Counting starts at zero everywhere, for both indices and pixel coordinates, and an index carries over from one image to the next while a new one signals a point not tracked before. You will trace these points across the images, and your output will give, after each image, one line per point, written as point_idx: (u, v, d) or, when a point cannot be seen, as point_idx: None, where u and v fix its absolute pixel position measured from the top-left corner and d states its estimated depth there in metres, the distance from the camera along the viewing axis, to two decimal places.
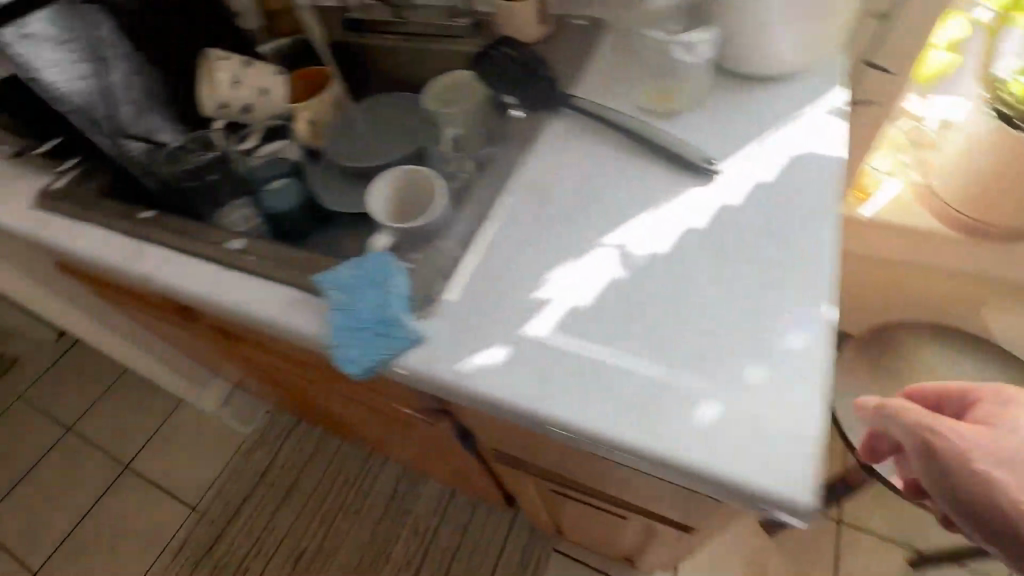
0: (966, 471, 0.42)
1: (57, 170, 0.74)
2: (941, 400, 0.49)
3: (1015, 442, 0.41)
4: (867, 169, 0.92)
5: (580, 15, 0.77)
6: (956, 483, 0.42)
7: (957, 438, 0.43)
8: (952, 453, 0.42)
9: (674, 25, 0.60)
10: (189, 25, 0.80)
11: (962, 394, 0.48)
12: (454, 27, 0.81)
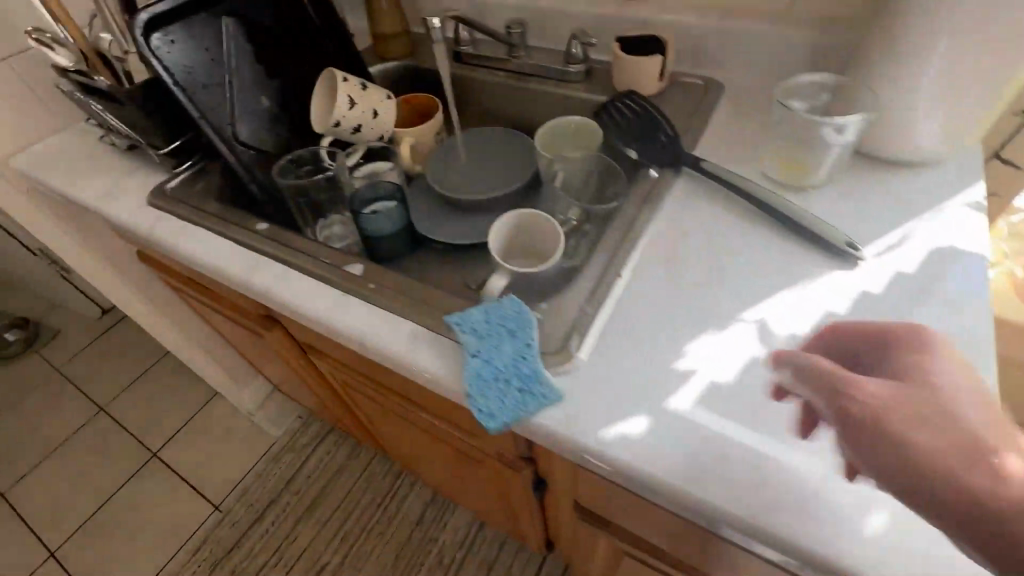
0: (885, 431, 0.38)
1: (174, 170, 0.75)
2: (865, 347, 0.45)
3: (907, 403, 0.39)
4: None
5: (696, 76, 0.78)
6: (871, 428, 0.39)
7: (866, 397, 0.40)
8: (852, 403, 0.41)
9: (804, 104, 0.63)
10: (314, 43, 0.82)
11: (871, 340, 0.46)
12: (567, 72, 0.82)
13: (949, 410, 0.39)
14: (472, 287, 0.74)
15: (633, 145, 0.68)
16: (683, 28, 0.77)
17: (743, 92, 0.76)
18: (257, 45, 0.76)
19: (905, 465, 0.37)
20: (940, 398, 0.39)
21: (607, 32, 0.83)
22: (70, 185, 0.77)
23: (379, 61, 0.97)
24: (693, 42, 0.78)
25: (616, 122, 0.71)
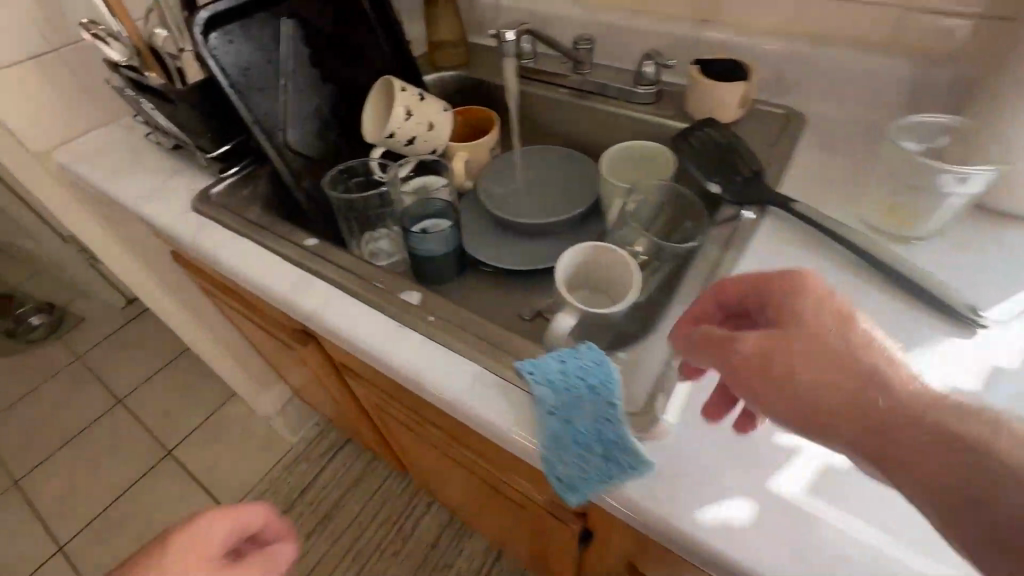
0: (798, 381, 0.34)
1: (220, 174, 0.71)
2: (746, 297, 0.40)
3: (804, 347, 0.34)
4: None
5: (777, 104, 0.73)
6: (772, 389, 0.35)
7: (742, 350, 0.36)
8: (734, 358, 0.36)
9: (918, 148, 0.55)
10: (371, 49, 0.79)
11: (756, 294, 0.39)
12: (636, 92, 0.78)
13: (811, 346, 0.34)
14: (524, 317, 0.69)
15: (716, 178, 0.62)
16: (766, 52, 0.72)
17: (828, 124, 0.70)
18: (315, 48, 0.73)
19: (809, 409, 0.33)
20: (799, 334, 0.35)
21: (680, 53, 0.78)
22: (111, 183, 0.74)
23: (433, 69, 0.93)
24: (776, 68, 0.72)
25: (695, 151, 0.66)
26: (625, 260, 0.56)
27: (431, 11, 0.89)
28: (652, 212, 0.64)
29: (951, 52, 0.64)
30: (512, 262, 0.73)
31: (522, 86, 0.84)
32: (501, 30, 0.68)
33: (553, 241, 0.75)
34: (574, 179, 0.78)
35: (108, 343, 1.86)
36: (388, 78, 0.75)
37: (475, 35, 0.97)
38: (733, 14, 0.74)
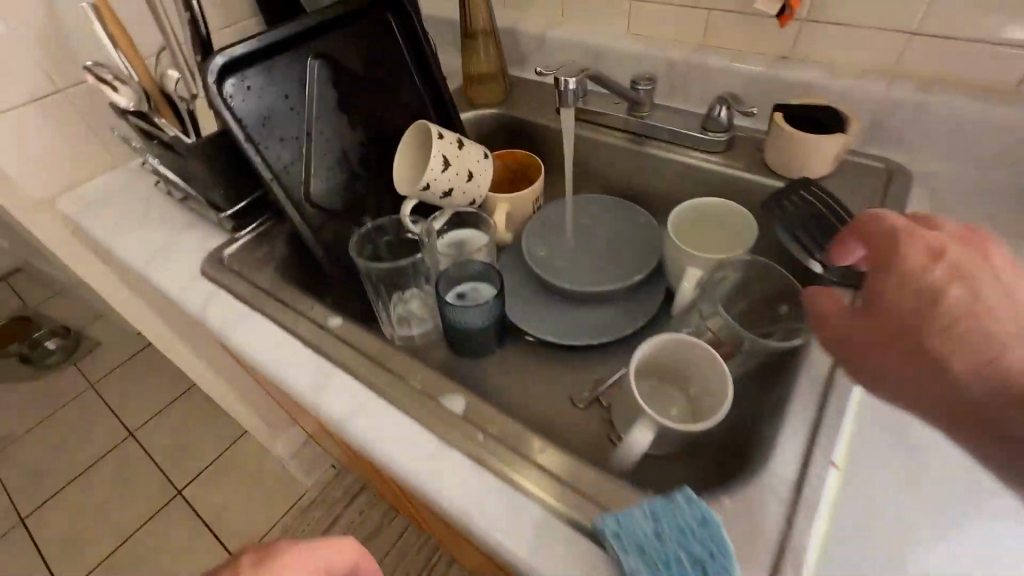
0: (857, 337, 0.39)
1: (234, 234, 0.63)
2: (879, 239, 0.41)
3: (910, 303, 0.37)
4: None
5: (874, 156, 0.63)
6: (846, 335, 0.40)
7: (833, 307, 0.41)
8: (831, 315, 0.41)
9: None
10: (407, 89, 0.71)
11: (880, 237, 0.41)
12: (707, 139, 0.68)
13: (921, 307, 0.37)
14: (579, 406, 0.60)
15: (817, 254, 0.52)
16: (863, 97, 0.62)
17: (939, 182, 0.60)
18: (345, 91, 0.65)
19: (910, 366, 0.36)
20: (905, 295, 0.38)
21: (755, 94, 0.69)
22: (116, 238, 0.67)
23: (469, 107, 0.85)
24: (874, 114, 0.63)
25: (788, 216, 0.55)
26: (711, 357, 0.46)
27: (469, 44, 0.81)
28: (744, 291, 0.54)
29: None
30: (565, 338, 0.64)
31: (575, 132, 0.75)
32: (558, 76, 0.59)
33: (610, 311, 0.66)
34: (633, 241, 0.69)
35: (116, 367, 1.78)
36: (423, 124, 0.67)
37: (516, 69, 0.89)
38: (822, 52, 0.65)
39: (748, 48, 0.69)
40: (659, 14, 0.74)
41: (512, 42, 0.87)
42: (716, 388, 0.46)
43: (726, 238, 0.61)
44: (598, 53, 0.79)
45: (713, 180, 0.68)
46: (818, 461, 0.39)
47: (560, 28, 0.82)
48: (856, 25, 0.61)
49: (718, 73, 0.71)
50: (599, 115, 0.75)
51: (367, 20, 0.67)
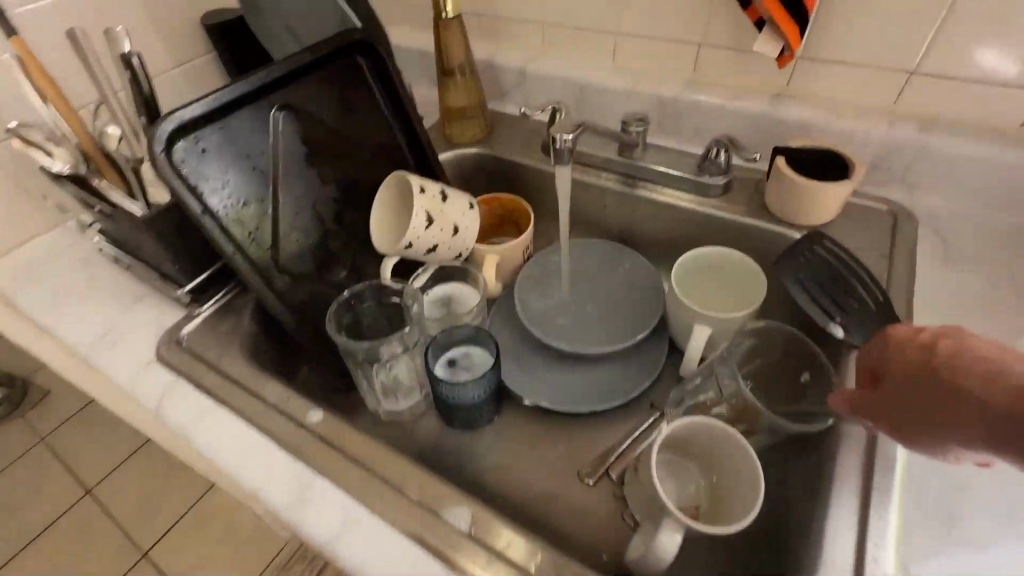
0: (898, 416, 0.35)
1: (193, 308, 0.57)
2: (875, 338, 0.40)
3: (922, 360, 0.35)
4: None
5: (875, 198, 0.61)
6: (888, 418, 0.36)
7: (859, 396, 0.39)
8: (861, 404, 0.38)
9: None
10: (382, 136, 0.66)
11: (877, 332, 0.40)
12: (705, 182, 0.65)
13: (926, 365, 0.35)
14: (589, 483, 0.55)
15: (839, 317, 0.49)
16: (864, 137, 0.60)
17: (943, 225, 0.58)
18: (313, 145, 0.59)
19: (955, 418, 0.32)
20: (906, 359, 0.36)
21: (750, 133, 0.66)
22: (53, 315, 0.59)
23: (447, 145, 0.80)
24: (874, 154, 0.60)
25: (804, 271, 0.52)
26: (735, 439, 0.43)
27: (445, 81, 0.75)
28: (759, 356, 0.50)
29: None
30: (567, 405, 0.60)
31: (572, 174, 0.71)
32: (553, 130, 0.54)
33: (611, 371, 0.62)
34: (631, 291, 0.66)
35: (45, 410, 1.57)
36: (402, 175, 0.61)
37: (495, 102, 0.85)
38: (818, 91, 0.63)
39: (741, 85, 0.67)
40: (646, 49, 0.71)
41: (490, 75, 0.82)
42: (746, 480, 0.42)
43: (753, 301, 0.55)
44: (582, 89, 0.75)
45: (712, 225, 0.65)
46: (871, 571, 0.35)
47: (541, 62, 0.78)
48: (854, 63, 0.59)
49: (711, 112, 0.68)
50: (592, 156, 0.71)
51: (335, 63, 0.61)
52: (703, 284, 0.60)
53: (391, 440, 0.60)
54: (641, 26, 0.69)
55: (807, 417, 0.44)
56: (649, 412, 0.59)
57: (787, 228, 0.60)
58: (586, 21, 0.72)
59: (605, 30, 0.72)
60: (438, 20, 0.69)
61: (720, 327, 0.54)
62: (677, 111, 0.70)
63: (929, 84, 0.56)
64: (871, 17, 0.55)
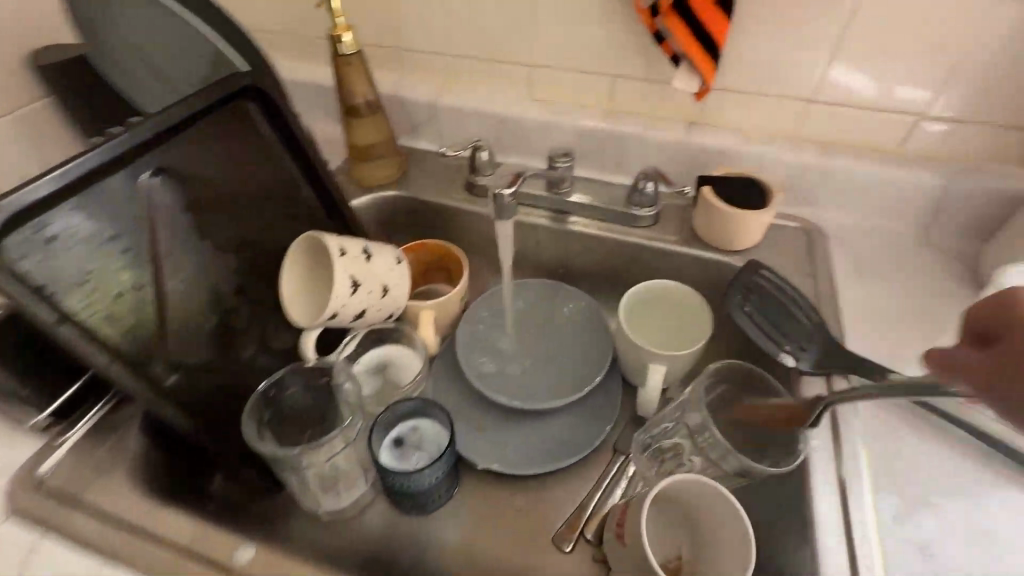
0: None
1: (54, 437, 0.47)
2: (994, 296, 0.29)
3: None
4: None
5: (790, 216, 0.65)
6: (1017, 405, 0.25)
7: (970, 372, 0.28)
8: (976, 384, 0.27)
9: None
10: (285, 191, 0.57)
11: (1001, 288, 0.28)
12: (636, 213, 0.65)
13: None
14: (567, 550, 0.52)
15: (787, 345, 0.50)
16: (776, 161, 0.63)
17: (851, 237, 0.63)
18: (200, 211, 0.50)
19: None
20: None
21: (672, 161, 0.67)
22: None
23: (360, 188, 0.72)
24: (786, 176, 0.64)
25: (748, 301, 0.53)
26: (720, 492, 0.42)
27: (352, 121, 0.67)
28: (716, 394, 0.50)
29: (970, 159, 0.59)
30: (531, 467, 0.56)
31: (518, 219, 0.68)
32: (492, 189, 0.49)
33: (569, 419, 0.60)
34: (577, 331, 0.63)
35: None
36: (314, 234, 0.53)
37: (407, 137, 0.79)
38: (730, 118, 0.65)
39: (658, 115, 0.68)
40: (562, 80, 0.69)
41: (399, 109, 0.76)
42: (731, 531, 0.41)
43: (703, 335, 0.55)
44: (500, 122, 0.72)
45: (649, 255, 0.64)
46: None
47: (454, 95, 0.74)
48: (760, 92, 0.62)
49: (632, 141, 0.68)
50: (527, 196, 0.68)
51: (218, 113, 0.50)
52: (683, 321, 0.58)
53: (335, 543, 0.52)
54: (555, 58, 0.68)
55: (777, 455, 0.44)
56: (612, 456, 0.57)
57: (719, 253, 0.62)
58: (497, 52, 0.70)
59: (517, 61, 0.70)
60: (337, 56, 0.62)
61: (675, 364, 0.54)
62: (599, 141, 0.69)
63: (825, 109, 0.61)
64: (773, 49, 0.58)
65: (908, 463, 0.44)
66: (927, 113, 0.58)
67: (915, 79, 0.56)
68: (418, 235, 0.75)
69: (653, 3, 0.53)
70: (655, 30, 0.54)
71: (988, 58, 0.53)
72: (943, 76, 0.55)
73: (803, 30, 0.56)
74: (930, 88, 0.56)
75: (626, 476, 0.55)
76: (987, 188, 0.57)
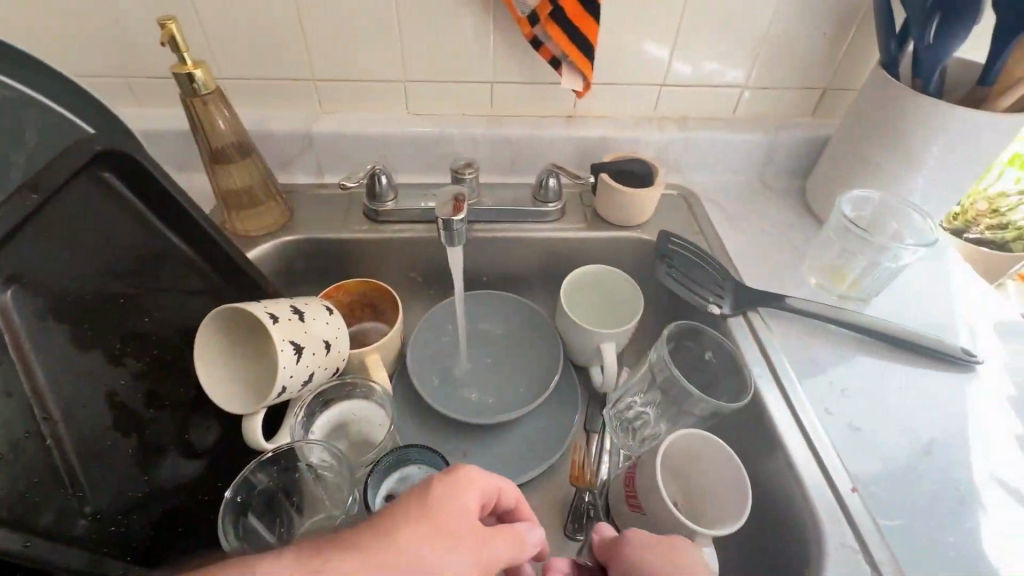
0: None
1: None
2: None
3: None
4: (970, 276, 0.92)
5: (668, 185, 0.75)
6: None
7: None
8: None
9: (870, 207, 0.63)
10: (175, 263, 0.49)
11: None
12: (542, 209, 0.68)
13: None
14: (580, 539, 0.54)
15: (710, 296, 0.58)
16: (646, 141, 0.72)
17: (716, 195, 0.75)
18: (76, 317, 0.41)
19: None
20: None
21: (561, 154, 0.73)
22: None
23: (244, 240, 0.64)
24: (656, 152, 0.73)
25: (670, 267, 0.61)
26: (702, 436, 0.49)
27: (220, 167, 0.58)
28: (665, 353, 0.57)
29: (782, 117, 0.74)
30: (520, 475, 0.57)
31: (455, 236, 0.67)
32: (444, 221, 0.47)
33: (539, 417, 0.62)
34: (521, 330, 0.66)
35: None
36: (229, 306, 0.46)
37: (281, 174, 0.72)
38: (601, 109, 0.72)
39: (538, 114, 0.72)
40: (439, 93, 0.69)
41: (265, 145, 0.69)
42: (721, 470, 0.48)
43: (634, 308, 0.61)
44: (385, 143, 0.70)
45: (563, 245, 0.69)
46: (845, 491, 0.44)
47: (327, 122, 0.69)
48: (622, 83, 0.69)
49: (521, 142, 0.71)
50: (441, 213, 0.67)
51: (66, 192, 0.41)
52: (614, 300, 0.63)
53: None
54: (429, 72, 0.67)
55: (732, 389, 0.51)
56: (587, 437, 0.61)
57: (624, 231, 0.68)
58: (366, 72, 0.66)
59: (389, 79, 0.67)
60: (190, 96, 0.53)
61: (621, 339, 0.59)
62: (490, 147, 0.71)
63: (674, 91, 0.71)
64: (626, 44, 0.65)
65: (826, 366, 0.54)
66: (747, 85, 0.71)
67: (736, 59, 0.68)
68: (326, 276, 0.70)
69: (530, 12, 0.56)
70: (533, 37, 0.58)
71: (783, 37, 0.66)
72: (753, 54, 0.68)
73: (647, 26, 0.64)
74: (746, 66, 0.68)
75: (603, 457, 0.59)
76: (797, 139, 0.73)
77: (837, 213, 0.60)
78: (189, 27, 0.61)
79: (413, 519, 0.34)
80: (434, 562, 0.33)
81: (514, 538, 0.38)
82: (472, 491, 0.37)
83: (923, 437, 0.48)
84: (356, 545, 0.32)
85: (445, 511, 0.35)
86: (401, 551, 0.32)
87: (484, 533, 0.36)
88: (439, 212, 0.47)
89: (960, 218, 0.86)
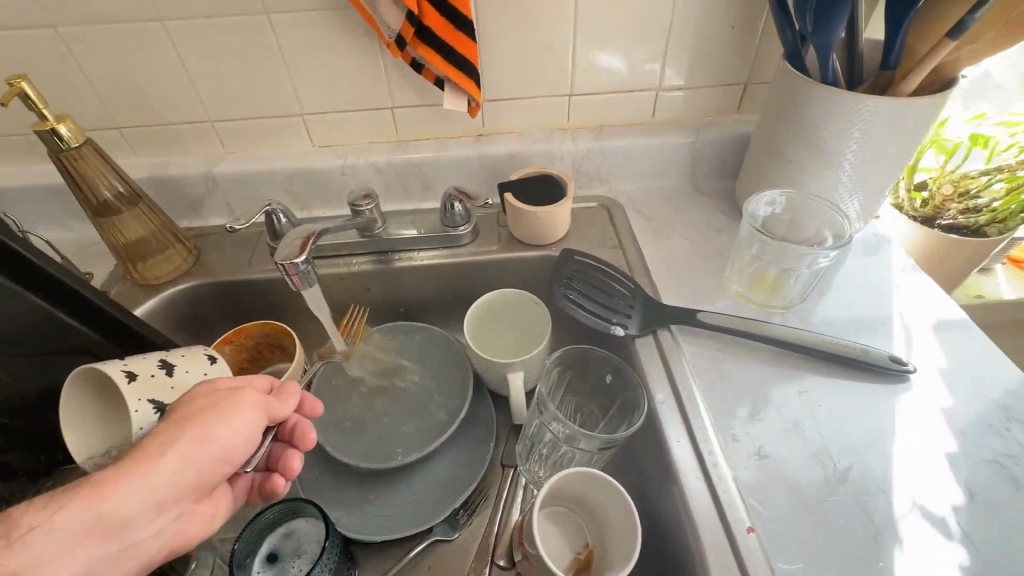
0: None
1: None
2: None
3: None
4: (971, 277, 0.83)
5: (589, 197, 0.71)
6: None
7: None
8: None
9: (784, 207, 0.59)
10: (46, 328, 0.48)
11: None
12: (451, 234, 0.65)
13: None
14: None
15: (614, 318, 0.55)
16: (559, 154, 0.69)
17: (640, 202, 0.71)
18: None
19: None
20: None
21: (474, 175, 0.70)
22: None
23: (145, 289, 0.62)
24: (572, 163, 0.70)
25: (571, 287, 0.58)
26: (590, 475, 0.45)
27: (106, 220, 0.57)
28: (555, 381, 0.53)
29: (704, 117, 0.70)
30: (427, 521, 0.54)
31: (363, 268, 0.65)
32: (284, 261, 0.49)
33: (450, 454, 0.59)
34: (440, 360, 0.64)
35: None
36: (85, 367, 0.44)
37: (193, 217, 0.71)
38: (510, 124, 0.69)
39: (444, 135, 0.69)
40: (337, 122, 0.67)
41: (171, 188, 0.68)
42: (619, 512, 0.43)
43: (543, 333, 0.58)
44: (290, 178, 0.68)
45: (476, 269, 0.66)
46: (740, 531, 0.39)
47: (230, 162, 0.68)
48: (525, 96, 0.66)
49: (428, 165, 0.69)
50: (341, 247, 0.65)
51: None
52: (526, 324, 0.61)
53: None
54: (324, 104, 0.65)
55: (631, 416, 0.49)
56: (502, 473, 0.58)
57: (539, 249, 0.65)
58: (261, 109, 0.65)
59: (285, 114, 0.66)
60: (58, 153, 0.52)
61: (527, 367, 0.56)
62: (399, 175, 0.69)
63: (584, 100, 0.68)
64: (522, 57, 0.63)
65: (738, 385, 0.49)
66: (660, 87, 0.67)
67: (641, 63, 0.64)
68: (240, 318, 0.68)
69: (396, 35, 0.53)
70: (411, 59, 0.56)
71: (687, 34, 0.62)
72: (662, 55, 0.64)
73: (542, 38, 0.61)
74: (656, 66, 0.65)
75: (516, 498, 0.55)
76: (718, 138, 0.69)
77: (746, 218, 0.56)
78: (77, 83, 0.61)
79: (187, 419, 0.36)
80: (226, 435, 0.36)
81: (283, 402, 0.42)
82: (220, 387, 0.40)
83: (840, 464, 0.43)
84: (146, 457, 0.33)
85: (216, 401, 0.38)
86: (187, 442, 0.35)
87: (264, 401, 0.40)
88: (288, 254, 0.50)
89: (928, 204, 0.76)
